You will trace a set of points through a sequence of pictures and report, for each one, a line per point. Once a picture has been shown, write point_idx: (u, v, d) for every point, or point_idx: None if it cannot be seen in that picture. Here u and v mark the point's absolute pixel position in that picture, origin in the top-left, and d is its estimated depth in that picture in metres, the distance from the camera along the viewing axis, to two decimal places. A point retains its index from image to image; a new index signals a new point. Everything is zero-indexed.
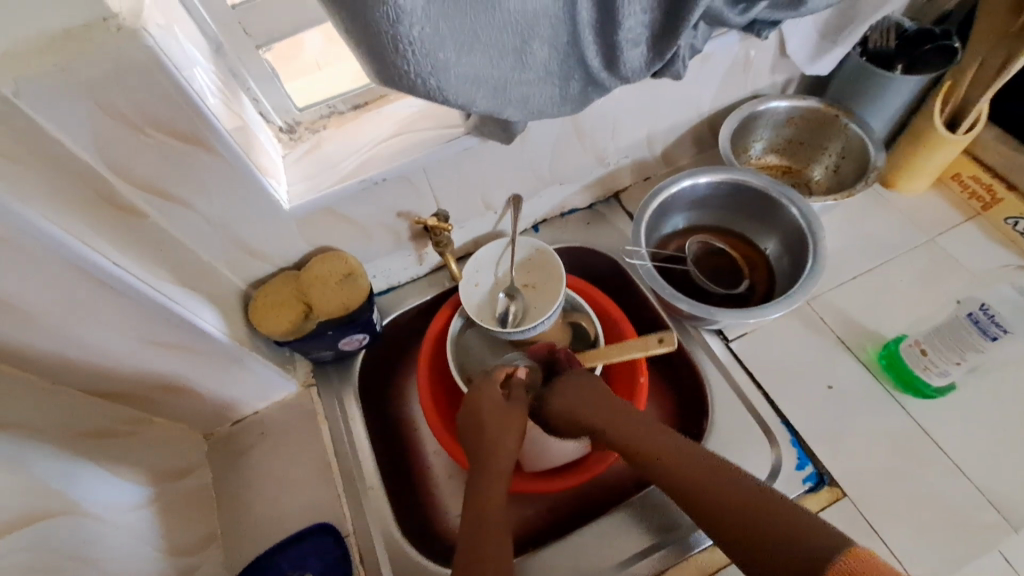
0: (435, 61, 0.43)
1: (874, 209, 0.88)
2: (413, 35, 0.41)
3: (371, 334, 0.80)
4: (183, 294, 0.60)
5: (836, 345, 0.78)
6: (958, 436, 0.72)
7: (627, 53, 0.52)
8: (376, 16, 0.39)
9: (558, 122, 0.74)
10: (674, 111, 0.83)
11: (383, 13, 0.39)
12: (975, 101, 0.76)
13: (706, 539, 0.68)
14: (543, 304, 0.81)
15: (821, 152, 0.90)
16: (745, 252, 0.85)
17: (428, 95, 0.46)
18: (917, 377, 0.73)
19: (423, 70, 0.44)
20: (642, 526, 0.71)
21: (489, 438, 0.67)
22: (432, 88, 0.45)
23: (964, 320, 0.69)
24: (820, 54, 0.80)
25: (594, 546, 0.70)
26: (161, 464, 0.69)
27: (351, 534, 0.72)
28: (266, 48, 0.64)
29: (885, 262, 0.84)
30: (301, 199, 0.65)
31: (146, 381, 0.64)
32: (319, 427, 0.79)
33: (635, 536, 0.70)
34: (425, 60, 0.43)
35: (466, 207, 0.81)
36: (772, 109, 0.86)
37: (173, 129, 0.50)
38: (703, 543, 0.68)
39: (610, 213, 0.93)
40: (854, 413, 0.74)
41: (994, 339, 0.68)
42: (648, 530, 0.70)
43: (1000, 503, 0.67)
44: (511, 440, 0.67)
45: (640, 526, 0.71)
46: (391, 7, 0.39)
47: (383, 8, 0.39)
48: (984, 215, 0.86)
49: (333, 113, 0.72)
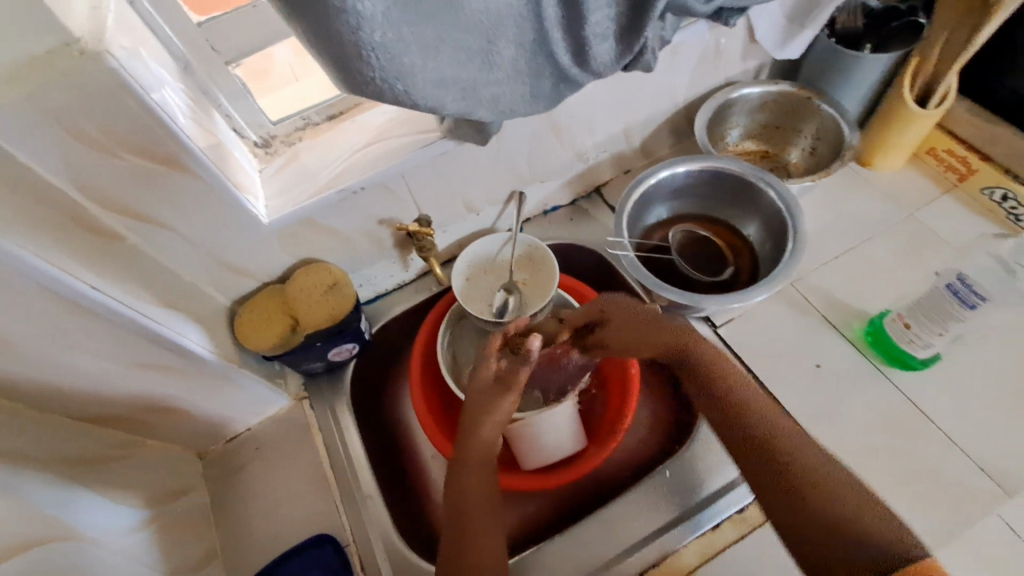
0: (400, 66, 0.43)
1: (853, 188, 0.89)
2: (376, 41, 0.41)
3: (360, 342, 0.80)
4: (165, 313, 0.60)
5: (823, 325, 0.79)
6: (947, 406, 0.72)
7: (596, 48, 0.52)
8: (337, 25, 0.39)
9: (534, 121, 0.74)
10: (648, 103, 0.83)
11: (344, 22, 0.39)
12: (944, 77, 0.77)
13: (706, 521, 0.69)
14: (538, 298, 0.80)
15: (798, 135, 0.91)
16: (728, 238, 0.85)
17: (397, 100, 0.46)
18: (904, 351, 0.73)
19: (389, 76, 0.43)
20: (642, 510, 0.71)
21: (466, 425, 0.65)
22: (400, 93, 0.45)
23: (943, 291, 0.69)
24: (790, 38, 0.81)
25: (593, 536, 0.71)
26: (156, 486, 0.69)
27: (351, 542, 0.73)
28: (235, 64, 0.63)
29: (867, 239, 0.85)
30: (279, 212, 0.64)
31: (136, 404, 0.64)
32: (313, 439, 0.79)
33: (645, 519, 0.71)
34: (390, 66, 0.43)
35: (448, 211, 0.81)
36: (746, 95, 0.87)
37: (144, 150, 0.50)
38: (703, 526, 0.69)
39: (592, 207, 0.94)
40: (844, 390, 0.74)
41: (973, 307, 0.67)
42: (659, 513, 0.71)
43: (995, 471, 0.68)
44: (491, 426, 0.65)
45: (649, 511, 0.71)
46: (351, 14, 0.39)
47: (343, 16, 0.39)
48: (961, 187, 0.87)
49: (307, 125, 0.71)
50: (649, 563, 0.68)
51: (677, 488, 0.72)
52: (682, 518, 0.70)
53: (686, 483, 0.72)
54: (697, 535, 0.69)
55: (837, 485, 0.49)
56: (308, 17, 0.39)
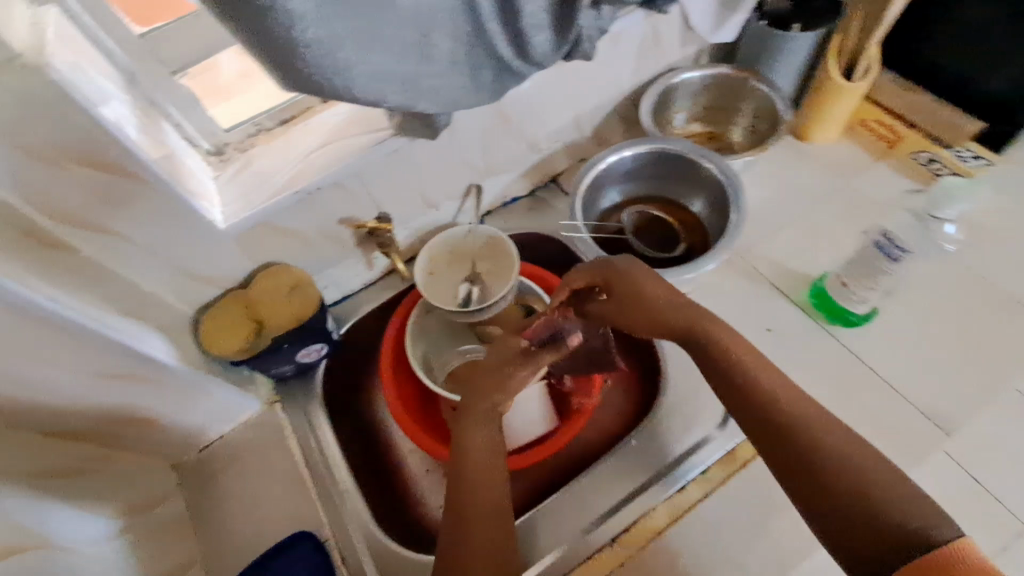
0: (337, 62, 0.45)
1: (793, 161, 0.94)
2: (309, 38, 0.43)
3: (329, 342, 0.80)
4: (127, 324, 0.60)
5: (772, 292, 0.83)
6: (888, 359, 0.77)
7: (533, 38, 0.55)
8: (272, 25, 0.41)
9: (485, 114, 0.76)
10: (596, 92, 0.86)
11: (277, 22, 0.41)
12: (866, 48, 0.83)
13: (678, 481, 0.73)
14: (500, 285, 0.80)
15: (740, 115, 0.95)
16: (680, 216, 0.89)
17: (338, 94, 0.48)
18: (843, 308, 0.78)
19: (327, 72, 0.46)
20: (617, 478, 0.74)
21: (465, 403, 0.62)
22: (339, 87, 0.47)
23: (872, 249, 0.75)
24: (722, 22, 0.84)
25: (573, 511, 0.72)
26: (131, 498, 0.69)
27: (330, 537, 0.74)
28: (182, 74, 0.62)
29: (808, 208, 0.89)
30: (239, 218, 0.63)
31: (102, 415, 0.64)
32: (288, 442, 0.80)
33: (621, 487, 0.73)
34: (327, 62, 0.45)
35: (407, 208, 0.83)
36: (686, 80, 0.92)
37: (93, 161, 0.50)
38: (675, 486, 0.73)
39: (550, 196, 0.96)
40: (794, 351, 0.78)
41: (897, 261, 0.74)
42: (632, 480, 0.74)
43: (936, 416, 0.73)
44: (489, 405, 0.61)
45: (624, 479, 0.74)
46: (283, 14, 0.40)
47: (276, 16, 0.40)
48: (892, 154, 0.92)
49: (260, 131, 0.68)
50: (624, 527, 0.71)
51: (646, 453, 0.75)
52: (653, 480, 0.73)
53: (655, 446, 0.75)
54: (670, 493, 0.72)
55: (856, 467, 0.47)
56: (242, 18, 0.41)
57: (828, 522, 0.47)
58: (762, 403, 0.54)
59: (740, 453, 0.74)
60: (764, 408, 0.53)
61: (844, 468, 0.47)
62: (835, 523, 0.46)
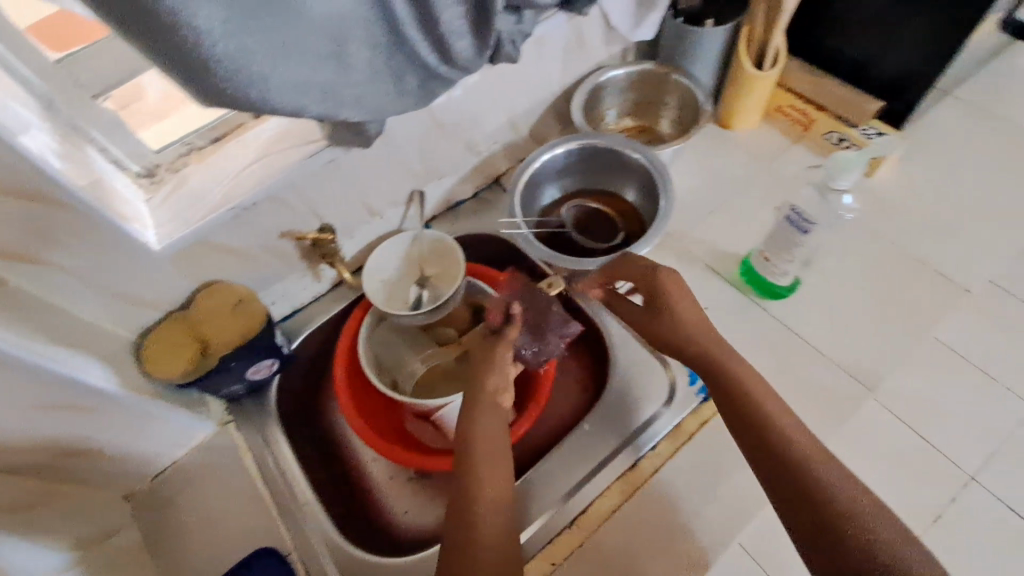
0: (251, 73, 0.47)
1: (719, 148, 1.00)
2: (219, 53, 0.44)
3: (280, 357, 0.79)
4: (62, 352, 0.60)
5: (706, 272, 0.88)
6: (813, 324, 0.83)
7: (455, 44, 0.57)
8: (178, 40, 0.42)
9: (420, 120, 0.78)
10: (527, 93, 0.90)
11: (183, 36, 0.42)
12: (771, 41, 0.87)
13: (636, 454, 0.76)
14: (448, 286, 0.84)
15: (665, 107, 1.00)
16: (617, 206, 0.92)
17: (257, 106, 0.50)
18: (767, 280, 0.84)
19: (242, 84, 0.47)
20: (574, 459, 0.77)
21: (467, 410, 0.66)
22: (256, 99, 0.49)
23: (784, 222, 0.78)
24: (640, 21, 0.89)
25: (535, 495, 0.75)
26: (86, 532, 0.67)
27: (295, 551, 0.74)
28: (104, 96, 0.63)
29: (735, 191, 0.95)
30: (172, 236, 0.64)
31: (44, 452, 0.62)
32: (244, 460, 0.79)
33: (578, 468, 0.76)
34: (241, 74, 0.46)
35: (350, 217, 0.84)
36: (613, 78, 0.96)
37: (18, 191, 0.50)
38: (631, 460, 0.75)
39: (493, 197, 0.99)
40: (729, 325, 0.84)
41: (807, 232, 0.76)
42: (588, 461, 0.77)
43: (858, 372, 0.80)
44: (488, 415, 0.66)
45: (582, 460, 0.77)
46: (188, 29, 0.41)
47: (181, 31, 0.41)
48: (807, 135, 0.99)
49: (193, 150, 0.68)
50: (583, 506, 0.73)
51: (600, 436, 0.78)
52: (608, 460, 0.76)
53: (609, 425, 0.79)
54: (629, 467, 0.75)
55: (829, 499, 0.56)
56: (145, 29, 0.42)
57: (810, 529, 0.56)
58: (747, 415, 0.64)
59: (687, 426, 0.77)
60: (757, 426, 0.62)
61: (829, 492, 0.56)
62: (813, 527, 0.56)
